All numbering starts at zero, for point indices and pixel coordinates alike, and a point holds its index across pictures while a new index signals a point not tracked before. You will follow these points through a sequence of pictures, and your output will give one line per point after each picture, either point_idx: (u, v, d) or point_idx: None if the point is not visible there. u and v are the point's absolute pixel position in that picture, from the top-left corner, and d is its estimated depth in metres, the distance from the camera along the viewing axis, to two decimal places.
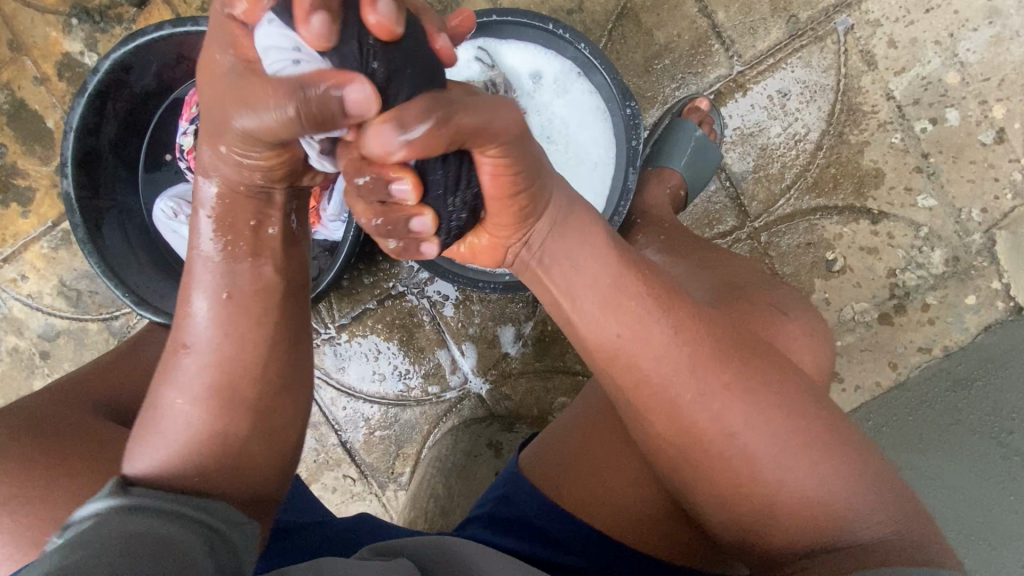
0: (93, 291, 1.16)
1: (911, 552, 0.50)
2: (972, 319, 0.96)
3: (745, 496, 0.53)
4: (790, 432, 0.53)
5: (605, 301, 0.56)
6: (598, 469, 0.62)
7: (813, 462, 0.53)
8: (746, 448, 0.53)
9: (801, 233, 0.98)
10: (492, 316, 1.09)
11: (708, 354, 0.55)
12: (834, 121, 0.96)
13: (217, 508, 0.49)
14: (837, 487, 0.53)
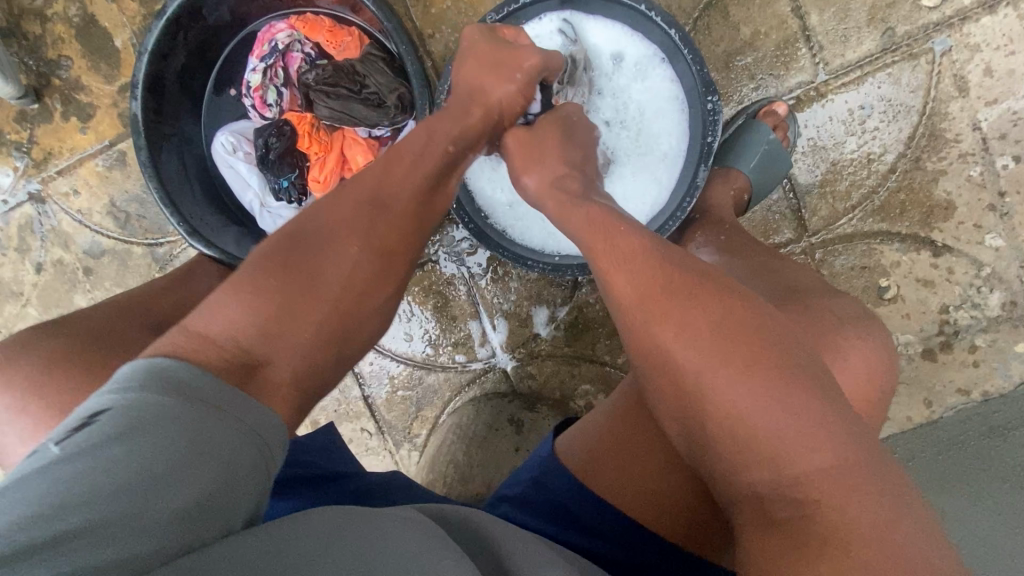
0: (141, 215, 1.18)
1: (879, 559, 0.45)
2: (1018, 367, 0.93)
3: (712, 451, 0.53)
4: (777, 406, 0.50)
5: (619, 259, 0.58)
6: (618, 449, 0.63)
7: (774, 420, 0.50)
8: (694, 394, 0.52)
9: (857, 255, 0.96)
10: (529, 295, 1.09)
11: (689, 311, 0.53)
12: (912, 144, 0.93)
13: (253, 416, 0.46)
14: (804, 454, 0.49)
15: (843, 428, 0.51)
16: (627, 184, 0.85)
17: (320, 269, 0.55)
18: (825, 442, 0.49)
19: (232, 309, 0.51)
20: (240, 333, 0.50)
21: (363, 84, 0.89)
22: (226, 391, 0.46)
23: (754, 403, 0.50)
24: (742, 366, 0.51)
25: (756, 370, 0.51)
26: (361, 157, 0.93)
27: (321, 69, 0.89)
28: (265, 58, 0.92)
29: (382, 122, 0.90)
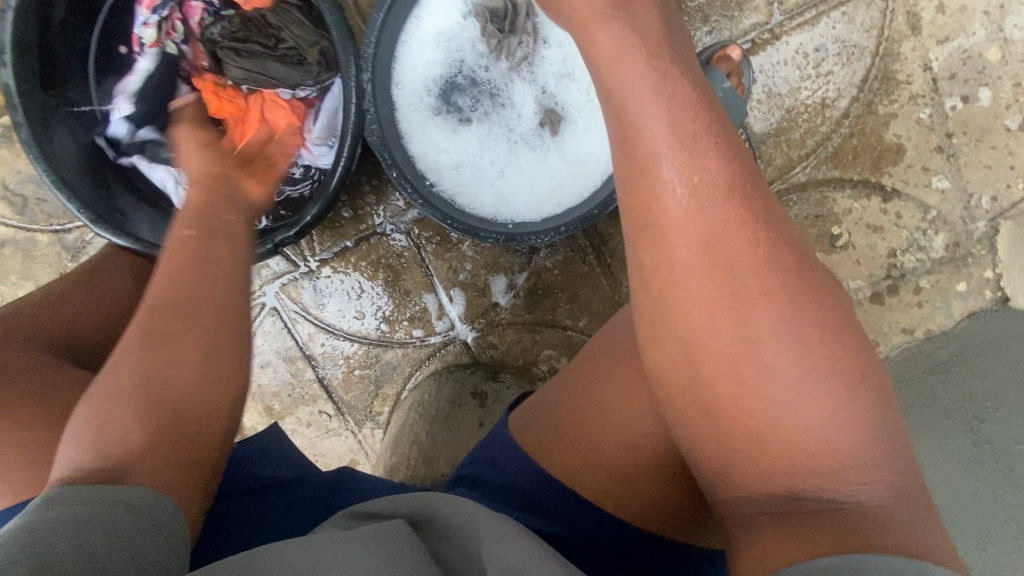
0: (41, 199, 1.04)
1: (909, 537, 0.40)
2: (958, 306, 0.96)
3: (736, 407, 0.45)
4: (823, 409, 0.43)
5: (655, 201, 0.47)
6: (599, 414, 0.59)
7: (822, 380, 0.43)
8: (742, 327, 0.44)
9: (811, 204, 0.95)
10: (484, 264, 1.04)
11: (732, 246, 0.45)
12: (866, 87, 0.91)
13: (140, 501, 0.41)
14: (841, 425, 0.43)
15: (892, 450, 0.44)
16: (581, 142, 0.82)
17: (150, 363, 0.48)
18: (865, 463, 0.43)
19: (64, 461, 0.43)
20: (88, 458, 0.43)
21: (278, 39, 0.79)
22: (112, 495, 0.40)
23: (789, 394, 0.43)
24: (791, 353, 0.43)
25: (812, 369, 0.43)
26: (283, 123, 0.82)
27: (228, 21, 0.80)
28: (157, 10, 0.80)
29: (306, 83, 0.81)
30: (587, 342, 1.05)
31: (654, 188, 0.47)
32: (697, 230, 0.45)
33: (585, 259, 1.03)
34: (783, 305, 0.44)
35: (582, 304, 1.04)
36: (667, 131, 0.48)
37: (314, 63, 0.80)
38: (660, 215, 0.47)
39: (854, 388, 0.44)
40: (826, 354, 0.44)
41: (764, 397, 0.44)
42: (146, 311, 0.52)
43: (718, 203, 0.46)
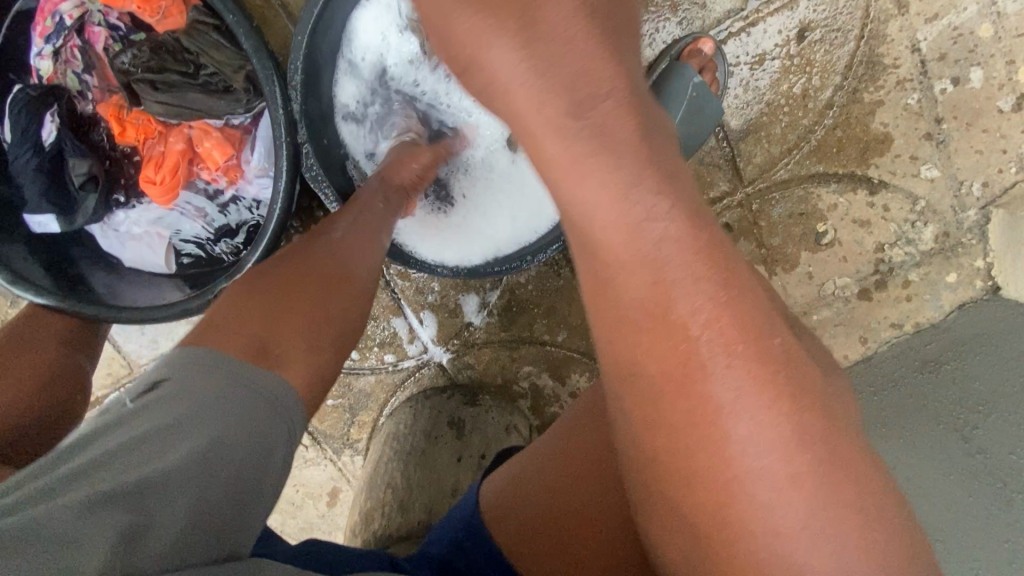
0: None
1: None
2: (949, 297, 0.92)
3: (717, 522, 0.43)
4: (812, 536, 0.42)
5: (628, 319, 0.45)
6: (563, 482, 0.58)
7: (806, 498, 0.42)
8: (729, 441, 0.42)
9: (794, 201, 0.90)
10: (454, 283, 0.98)
11: (717, 353, 0.42)
12: (850, 74, 0.84)
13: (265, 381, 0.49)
14: (823, 545, 0.42)
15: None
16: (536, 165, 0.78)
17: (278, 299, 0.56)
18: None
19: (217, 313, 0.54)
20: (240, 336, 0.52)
21: (198, 65, 0.71)
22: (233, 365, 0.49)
23: (772, 526, 0.42)
24: (774, 485, 0.42)
25: (798, 484, 0.42)
26: (218, 154, 0.74)
27: (138, 49, 0.71)
28: (52, 38, 0.71)
29: (236, 111, 0.73)
30: (567, 356, 1.01)
31: (621, 295, 0.45)
32: (667, 353, 0.44)
33: (559, 272, 0.97)
34: (769, 441, 0.42)
35: (559, 318, 0.99)
36: (632, 225, 0.45)
37: (241, 91, 0.71)
38: (630, 338, 0.45)
39: (842, 500, 0.42)
40: (812, 468, 0.42)
41: (747, 528, 0.42)
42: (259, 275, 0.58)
43: (697, 304, 0.43)
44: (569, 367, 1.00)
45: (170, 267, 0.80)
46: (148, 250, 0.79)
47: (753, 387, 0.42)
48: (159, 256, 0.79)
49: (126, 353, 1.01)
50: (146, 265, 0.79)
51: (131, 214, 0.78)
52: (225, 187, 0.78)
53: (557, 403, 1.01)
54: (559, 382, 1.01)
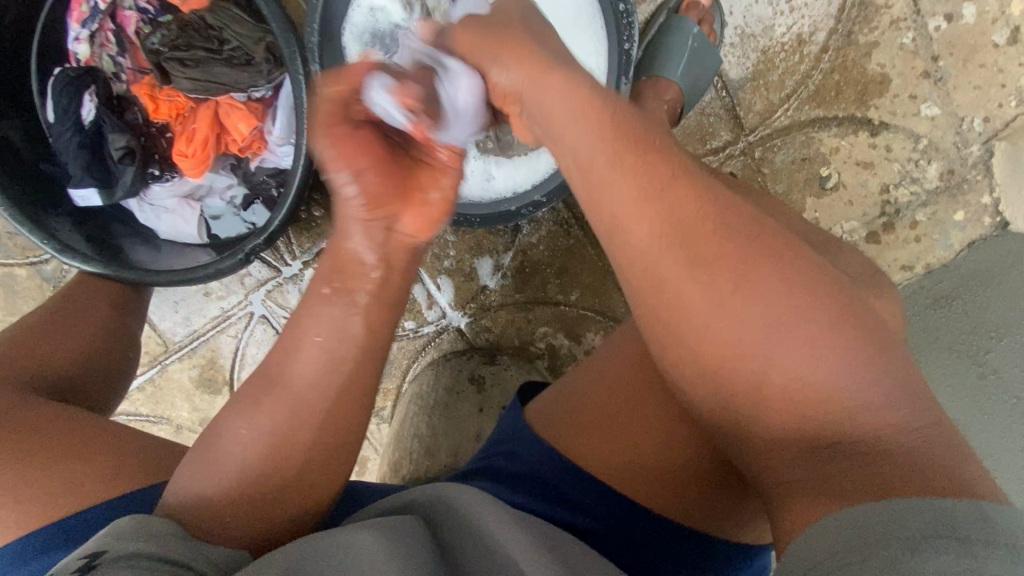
0: (13, 232, 1.03)
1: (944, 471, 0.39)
2: (958, 236, 0.92)
3: (725, 377, 0.44)
4: (817, 352, 0.42)
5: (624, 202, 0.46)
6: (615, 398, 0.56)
7: (794, 322, 0.43)
8: (711, 289, 0.43)
9: (796, 147, 0.91)
10: (468, 248, 1.02)
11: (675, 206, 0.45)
12: (843, 17, 0.86)
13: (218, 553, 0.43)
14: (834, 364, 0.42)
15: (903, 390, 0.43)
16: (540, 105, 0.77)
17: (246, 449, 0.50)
18: (861, 395, 0.42)
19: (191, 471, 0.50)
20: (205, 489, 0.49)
21: (222, 40, 0.76)
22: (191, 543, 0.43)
23: (768, 355, 0.43)
24: (768, 318, 0.42)
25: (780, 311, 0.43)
26: (243, 125, 0.80)
27: (166, 29, 0.76)
28: (87, 23, 0.77)
29: (258, 83, 0.77)
30: (581, 315, 1.03)
31: (599, 178, 0.46)
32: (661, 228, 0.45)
33: (569, 231, 1.00)
34: (737, 270, 0.43)
35: (572, 278, 1.02)
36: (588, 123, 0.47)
37: (261, 62, 0.76)
38: (614, 217, 0.46)
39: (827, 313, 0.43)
40: (788, 291, 0.43)
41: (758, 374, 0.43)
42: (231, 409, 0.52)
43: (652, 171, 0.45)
44: (584, 326, 1.03)
45: (202, 237, 0.85)
46: (180, 221, 0.83)
47: (697, 216, 0.44)
48: (191, 227, 0.84)
49: (162, 330, 1.07)
50: (180, 236, 0.84)
51: (164, 189, 0.83)
52: (250, 159, 0.83)
53: (573, 361, 1.04)
54: (574, 341, 1.04)
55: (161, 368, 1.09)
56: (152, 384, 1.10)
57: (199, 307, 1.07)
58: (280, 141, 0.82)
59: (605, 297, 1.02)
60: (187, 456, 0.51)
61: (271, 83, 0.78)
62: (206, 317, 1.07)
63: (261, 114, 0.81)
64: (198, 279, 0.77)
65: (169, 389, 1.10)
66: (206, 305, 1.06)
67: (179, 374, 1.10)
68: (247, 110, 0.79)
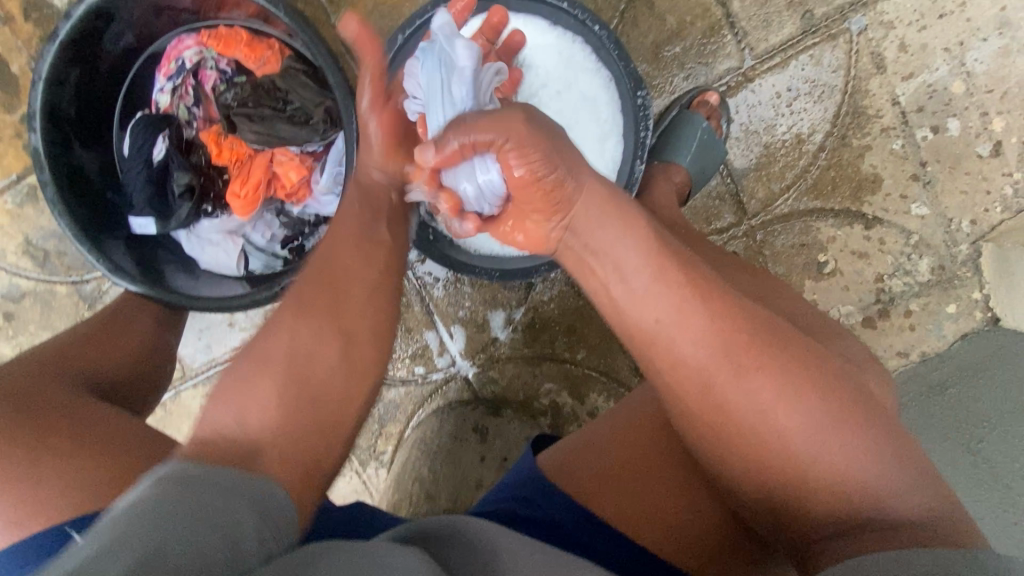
0: (61, 252, 1.10)
1: (946, 537, 0.47)
2: (951, 327, 0.98)
3: (764, 452, 0.51)
4: (830, 430, 0.51)
5: (673, 300, 0.54)
6: (624, 450, 0.62)
7: (815, 405, 0.51)
8: (743, 382, 0.52)
9: (796, 233, 0.98)
10: (483, 300, 1.07)
11: (705, 302, 0.54)
12: (839, 122, 0.96)
13: (257, 483, 0.47)
14: (849, 447, 0.50)
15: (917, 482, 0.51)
16: None
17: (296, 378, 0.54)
18: (872, 468, 0.50)
19: (223, 410, 0.52)
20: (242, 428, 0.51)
21: (287, 101, 0.86)
22: (247, 484, 0.46)
23: (794, 431, 0.51)
24: (791, 400, 0.51)
25: (802, 391, 0.51)
26: (294, 173, 0.88)
27: (240, 88, 0.86)
28: (172, 77, 0.88)
29: (313, 139, 0.87)
30: (587, 376, 1.07)
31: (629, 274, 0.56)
32: (711, 324, 0.53)
33: (580, 293, 1.06)
34: (762, 363, 0.52)
35: (579, 337, 1.07)
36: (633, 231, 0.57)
37: (319, 121, 0.86)
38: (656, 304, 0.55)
39: (842, 398, 0.52)
40: (806, 381, 0.52)
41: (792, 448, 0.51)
42: (270, 370, 0.54)
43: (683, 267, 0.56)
44: (589, 387, 1.07)
45: (239, 269, 0.91)
46: (222, 253, 0.90)
47: (719, 313, 0.54)
48: (230, 260, 0.90)
49: (182, 356, 1.11)
50: (220, 268, 0.91)
51: (213, 224, 0.90)
52: (295, 204, 0.92)
53: (576, 422, 1.06)
54: (578, 401, 1.07)
55: (174, 393, 1.13)
56: (164, 408, 1.13)
57: (221, 336, 1.11)
58: (324, 187, 0.90)
59: (610, 359, 1.07)
60: (215, 395, 0.54)
61: (325, 139, 0.88)
62: (226, 347, 1.11)
63: (310, 163, 0.90)
64: (234, 308, 0.82)
65: (179, 414, 1.12)
66: (228, 334, 1.11)
67: (191, 400, 1.13)
68: (300, 160, 0.88)
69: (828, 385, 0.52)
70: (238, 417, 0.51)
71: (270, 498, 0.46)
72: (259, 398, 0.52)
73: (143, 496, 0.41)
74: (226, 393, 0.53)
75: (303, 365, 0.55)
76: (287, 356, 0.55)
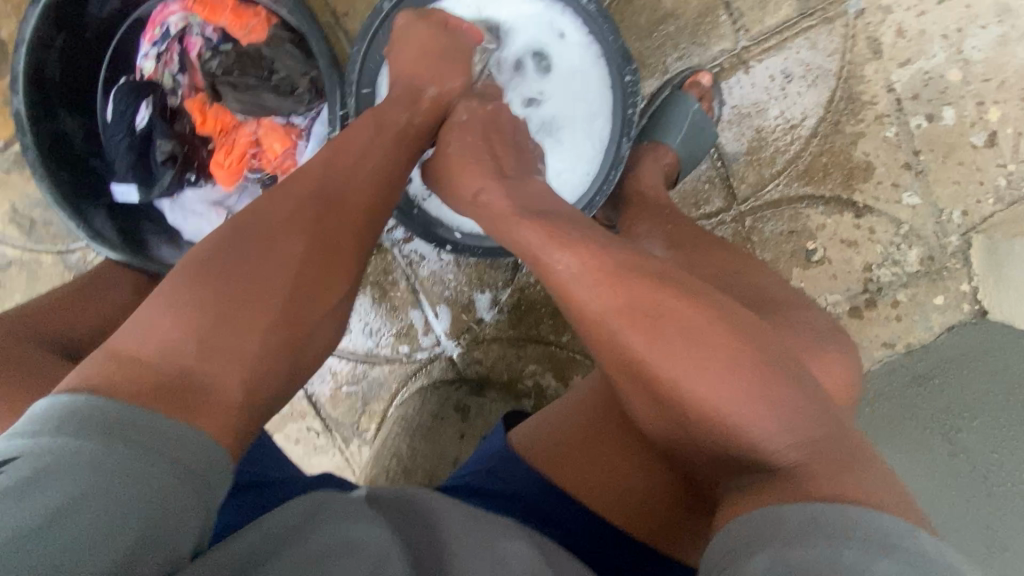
0: (47, 221, 1.10)
1: (855, 486, 0.43)
2: (937, 319, 0.96)
3: (679, 421, 0.51)
4: (734, 393, 0.48)
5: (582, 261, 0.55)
6: (583, 425, 0.62)
7: (715, 369, 0.49)
8: (630, 354, 0.52)
9: (784, 220, 0.97)
10: (469, 281, 1.07)
11: (600, 276, 0.54)
12: (832, 108, 0.95)
13: (171, 426, 0.43)
14: (753, 411, 0.48)
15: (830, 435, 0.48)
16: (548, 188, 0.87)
17: (244, 299, 0.52)
18: (777, 428, 0.47)
19: (162, 326, 0.49)
20: (168, 349, 0.48)
21: (272, 70, 0.85)
22: (175, 434, 0.43)
23: (697, 399, 0.49)
24: (687, 369, 0.49)
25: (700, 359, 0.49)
26: (279, 145, 0.88)
27: (225, 56, 0.85)
28: (157, 43, 0.87)
29: (298, 110, 0.87)
30: (572, 359, 1.06)
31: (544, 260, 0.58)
32: (608, 295, 0.53)
33: None
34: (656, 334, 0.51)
35: (565, 319, 1.06)
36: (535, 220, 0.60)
37: (304, 92, 0.86)
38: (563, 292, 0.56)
39: (743, 354, 0.49)
40: (704, 342, 0.50)
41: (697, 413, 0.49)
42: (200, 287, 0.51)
43: (577, 240, 0.56)
44: (573, 370, 1.06)
45: None
46: (206, 225, 0.90)
47: (605, 282, 0.53)
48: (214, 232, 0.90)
49: None
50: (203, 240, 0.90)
51: (197, 194, 0.90)
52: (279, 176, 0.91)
53: (559, 404, 1.06)
54: (562, 383, 1.06)
55: None
56: None
57: None
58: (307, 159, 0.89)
59: None
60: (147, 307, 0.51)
61: (310, 110, 0.88)
62: None
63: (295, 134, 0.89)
64: None
65: None
66: None
67: None
68: (285, 131, 0.88)
69: (730, 343, 0.49)
70: (158, 336, 0.49)
71: (186, 448, 0.43)
72: (183, 323, 0.49)
73: (67, 444, 0.39)
74: (145, 320, 0.50)
75: (229, 289, 0.52)
76: (242, 275, 0.53)
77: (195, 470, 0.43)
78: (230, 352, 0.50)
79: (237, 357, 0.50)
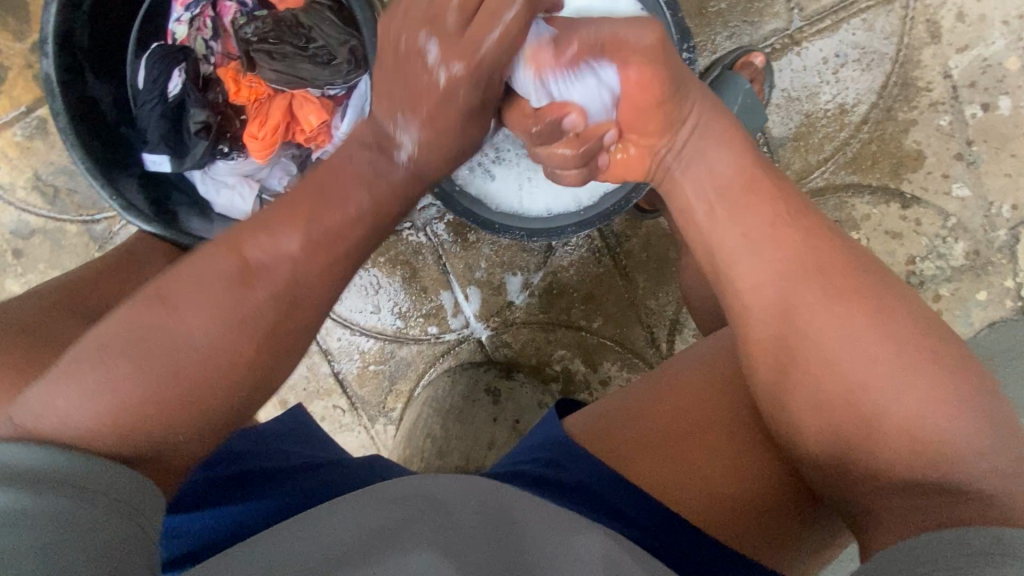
0: (71, 189, 1.08)
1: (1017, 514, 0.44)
2: (978, 314, 0.94)
3: (853, 418, 0.49)
4: (923, 399, 0.48)
5: (753, 232, 0.53)
6: (686, 419, 0.60)
7: (898, 373, 0.48)
8: (823, 333, 0.50)
9: (829, 209, 0.95)
10: (501, 262, 1.05)
11: (801, 247, 0.52)
12: (885, 93, 0.91)
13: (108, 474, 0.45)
14: (939, 421, 0.47)
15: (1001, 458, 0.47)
16: None
17: (168, 369, 0.50)
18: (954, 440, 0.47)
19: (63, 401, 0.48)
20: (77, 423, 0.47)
21: (309, 38, 0.82)
22: (105, 473, 0.45)
23: (880, 398, 0.48)
24: (882, 368, 0.48)
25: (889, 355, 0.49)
26: (314, 117, 0.85)
27: (261, 21, 0.82)
28: (190, 7, 0.85)
29: (336, 81, 0.83)
30: (602, 344, 1.05)
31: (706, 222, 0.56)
32: (793, 273, 0.52)
33: (600, 260, 1.04)
34: (845, 321, 0.50)
35: (596, 305, 1.05)
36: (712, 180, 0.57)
37: (342, 61, 0.82)
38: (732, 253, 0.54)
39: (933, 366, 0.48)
40: (896, 345, 0.49)
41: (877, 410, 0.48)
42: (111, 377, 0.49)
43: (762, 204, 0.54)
44: (603, 355, 1.05)
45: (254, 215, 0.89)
46: (237, 198, 0.88)
47: (792, 258, 0.52)
48: (245, 205, 0.88)
49: None
50: (234, 213, 0.88)
51: (228, 165, 0.87)
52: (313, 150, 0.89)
53: (587, 389, 1.05)
54: (590, 368, 1.05)
55: None
56: None
57: None
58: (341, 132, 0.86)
59: (626, 329, 1.05)
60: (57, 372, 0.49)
61: (348, 81, 0.84)
62: None
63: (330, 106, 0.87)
64: None
65: None
66: None
67: None
68: (320, 103, 0.85)
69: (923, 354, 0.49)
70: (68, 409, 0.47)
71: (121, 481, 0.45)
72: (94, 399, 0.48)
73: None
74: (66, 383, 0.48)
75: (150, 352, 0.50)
76: (160, 354, 0.50)
77: (129, 500, 0.45)
78: (144, 418, 0.49)
79: (172, 423, 0.49)
